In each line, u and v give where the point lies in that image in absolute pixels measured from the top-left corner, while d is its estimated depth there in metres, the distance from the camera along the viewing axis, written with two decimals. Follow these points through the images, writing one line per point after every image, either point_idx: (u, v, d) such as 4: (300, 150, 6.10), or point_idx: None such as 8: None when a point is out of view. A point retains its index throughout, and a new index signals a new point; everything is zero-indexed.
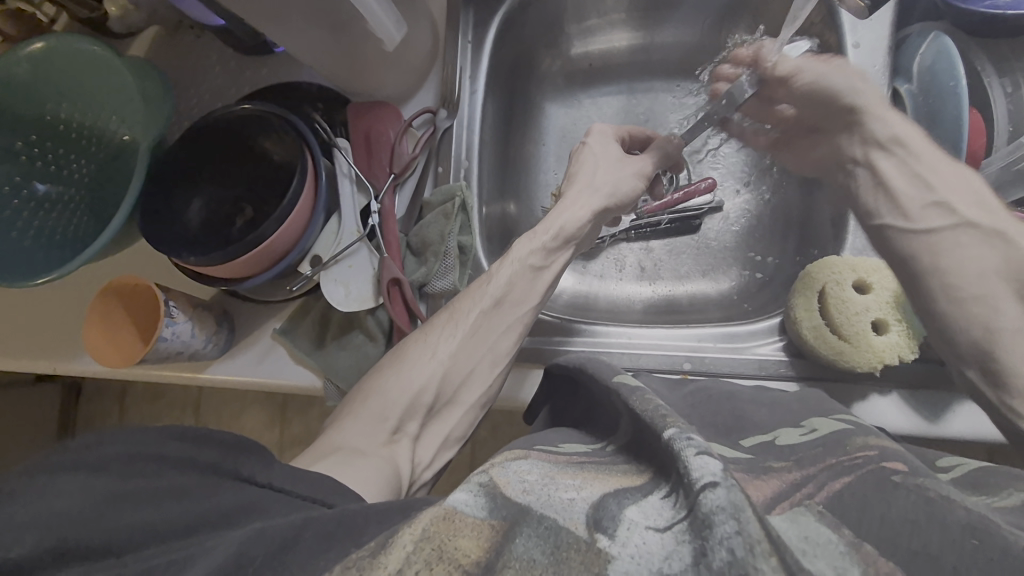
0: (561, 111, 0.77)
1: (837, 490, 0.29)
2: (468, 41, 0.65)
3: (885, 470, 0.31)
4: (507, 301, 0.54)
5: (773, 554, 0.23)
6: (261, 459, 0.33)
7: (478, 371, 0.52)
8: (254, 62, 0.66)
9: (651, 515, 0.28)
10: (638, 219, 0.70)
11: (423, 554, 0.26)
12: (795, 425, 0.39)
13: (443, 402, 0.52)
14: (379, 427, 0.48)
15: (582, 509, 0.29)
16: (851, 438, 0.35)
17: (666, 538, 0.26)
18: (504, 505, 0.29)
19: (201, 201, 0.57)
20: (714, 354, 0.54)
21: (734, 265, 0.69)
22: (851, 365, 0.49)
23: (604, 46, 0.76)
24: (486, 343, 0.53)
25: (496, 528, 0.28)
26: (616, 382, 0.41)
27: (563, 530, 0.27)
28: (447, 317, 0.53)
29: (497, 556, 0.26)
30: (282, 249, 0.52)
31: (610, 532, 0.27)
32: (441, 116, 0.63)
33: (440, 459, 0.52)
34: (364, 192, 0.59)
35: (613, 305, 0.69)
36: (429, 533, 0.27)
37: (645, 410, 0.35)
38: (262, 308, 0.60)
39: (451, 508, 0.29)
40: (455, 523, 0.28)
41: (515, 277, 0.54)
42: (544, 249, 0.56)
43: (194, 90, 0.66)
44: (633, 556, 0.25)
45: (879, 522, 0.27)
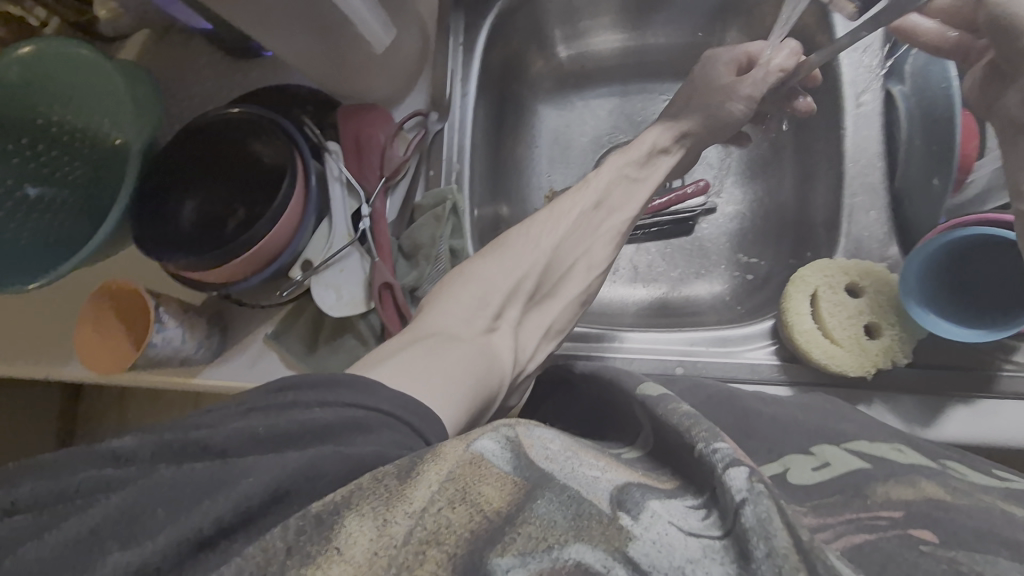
0: (553, 113, 0.77)
1: (858, 544, 0.29)
2: (459, 44, 0.65)
3: (913, 538, 0.29)
4: (610, 201, 0.55)
5: (802, 570, 0.22)
6: (352, 390, 0.33)
7: (576, 269, 0.53)
8: (244, 65, 0.65)
9: (676, 516, 0.28)
10: (633, 223, 0.69)
11: (447, 493, 0.26)
12: (807, 453, 0.39)
13: (545, 287, 0.53)
14: (480, 314, 0.49)
15: (606, 488, 0.30)
16: (870, 484, 0.34)
17: (693, 544, 0.26)
18: (528, 465, 0.29)
19: (194, 203, 0.57)
20: (707, 358, 0.54)
21: (728, 266, 0.69)
22: (844, 369, 0.48)
23: (597, 48, 0.75)
24: (586, 244, 0.53)
25: (519, 486, 0.28)
26: (639, 393, 0.39)
27: (586, 501, 0.28)
28: (547, 213, 0.54)
29: (518, 510, 0.26)
30: (274, 252, 0.52)
31: (632, 513, 0.28)
32: (432, 118, 0.63)
33: (540, 350, 0.53)
34: (355, 195, 0.59)
35: (607, 307, 0.68)
36: (455, 474, 0.27)
37: (670, 419, 0.34)
38: (253, 313, 0.60)
39: (479, 453, 0.29)
40: (481, 470, 0.28)
41: (612, 184, 0.55)
42: (639, 161, 0.56)
43: (184, 93, 0.65)
44: (654, 542, 0.26)
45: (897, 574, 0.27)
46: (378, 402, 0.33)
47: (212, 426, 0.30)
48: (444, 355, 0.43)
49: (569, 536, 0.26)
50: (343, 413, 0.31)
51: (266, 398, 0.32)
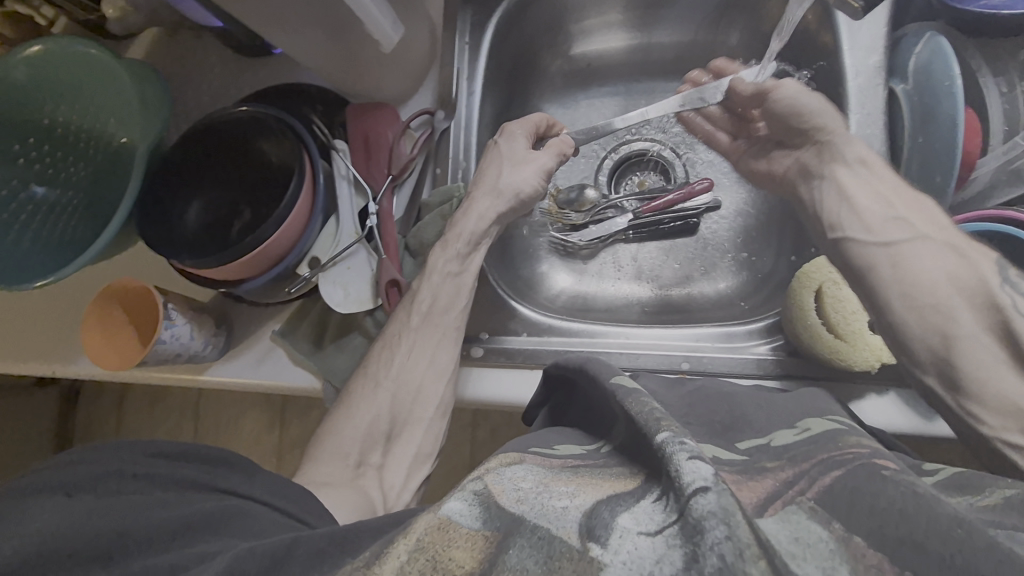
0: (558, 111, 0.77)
1: (829, 485, 0.30)
2: (466, 42, 0.65)
3: (875, 463, 0.32)
4: (433, 317, 0.56)
5: (762, 558, 0.24)
6: (238, 476, 0.37)
7: (423, 387, 0.55)
8: (252, 64, 0.66)
9: (643, 521, 0.28)
10: (637, 220, 0.70)
11: (417, 566, 0.27)
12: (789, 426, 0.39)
13: (401, 420, 0.55)
14: (344, 463, 0.51)
15: (575, 517, 0.29)
16: (845, 436, 0.36)
17: (657, 542, 0.26)
18: (498, 514, 0.29)
19: (199, 205, 0.57)
20: (712, 354, 0.54)
21: (731, 264, 0.69)
22: (850, 363, 0.49)
23: (602, 47, 0.76)
24: (426, 357, 0.55)
25: (490, 539, 0.28)
26: (612, 383, 0.40)
27: (556, 539, 0.27)
28: (381, 345, 0.56)
29: (490, 566, 0.26)
30: (280, 251, 0.53)
31: (601, 540, 0.27)
32: (439, 117, 0.63)
33: (414, 475, 0.54)
34: (362, 193, 0.59)
35: (611, 304, 0.69)
36: (424, 543, 0.28)
37: (638, 412, 0.34)
38: (261, 310, 0.60)
39: (445, 517, 0.29)
40: (449, 533, 0.28)
41: (437, 290, 0.57)
42: (458, 255, 0.58)
43: (192, 92, 0.66)
44: (624, 563, 0.26)
45: (868, 512, 0.28)
46: (254, 489, 0.37)
47: (159, 501, 0.32)
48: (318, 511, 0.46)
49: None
50: (226, 501, 0.34)
51: (140, 461, 0.35)
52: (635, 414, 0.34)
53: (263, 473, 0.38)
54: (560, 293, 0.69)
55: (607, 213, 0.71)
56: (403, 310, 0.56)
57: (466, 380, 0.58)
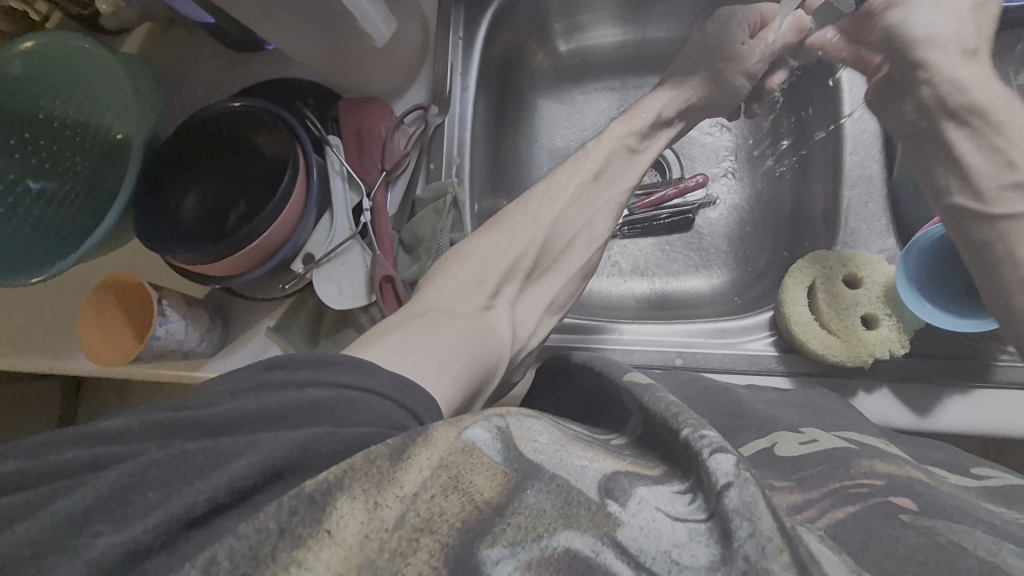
0: (554, 106, 0.77)
1: (841, 519, 0.30)
2: (459, 38, 0.65)
3: (892, 505, 0.31)
4: (606, 177, 0.57)
5: (785, 551, 0.23)
6: (351, 371, 0.33)
7: (577, 239, 0.55)
8: (245, 59, 0.65)
9: (663, 501, 0.29)
10: (632, 216, 0.70)
11: (439, 480, 0.26)
12: (797, 432, 0.40)
13: (544, 264, 0.54)
14: (479, 290, 0.50)
15: (595, 476, 0.30)
16: (856, 460, 0.36)
17: (679, 528, 0.27)
18: (517, 456, 0.29)
19: (197, 195, 0.57)
20: (706, 349, 0.54)
21: (727, 259, 0.69)
22: (841, 360, 0.49)
23: (597, 41, 0.75)
24: (587, 214, 0.56)
25: (508, 477, 0.28)
26: (626, 379, 0.40)
27: (574, 490, 0.28)
28: (545, 187, 0.56)
29: (507, 500, 0.27)
30: (275, 245, 0.53)
31: (620, 500, 0.28)
32: (432, 113, 0.63)
33: (541, 325, 0.54)
34: (355, 189, 0.59)
35: (608, 301, 0.69)
36: (447, 461, 0.27)
37: (659, 407, 0.34)
38: (254, 305, 0.60)
39: (469, 441, 0.29)
40: (473, 458, 0.28)
41: (613, 154, 0.57)
42: (641, 132, 0.58)
43: (186, 87, 0.65)
44: (641, 528, 0.26)
45: (884, 554, 0.27)
46: (370, 381, 0.33)
47: (252, 388, 0.31)
48: (443, 327, 0.44)
49: (558, 524, 0.26)
50: (336, 391, 0.31)
51: (263, 373, 0.32)
52: (654, 410, 0.35)
53: (376, 368, 0.34)
54: None
55: None
56: (573, 161, 0.57)
57: None
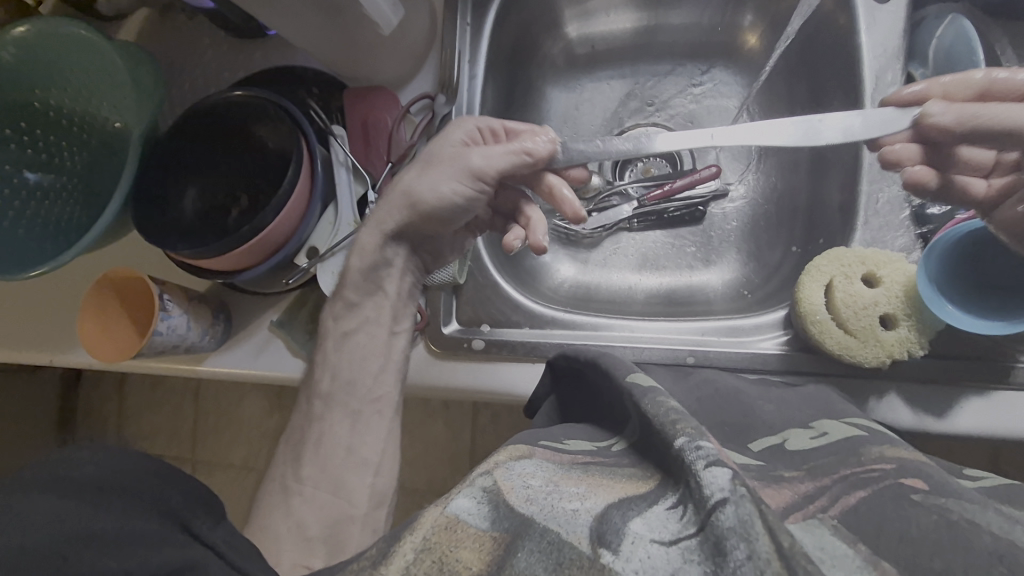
0: (562, 95, 0.74)
1: (853, 505, 0.30)
2: (467, 23, 0.62)
3: (903, 486, 0.31)
4: (339, 395, 0.54)
5: (783, 575, 0.24)
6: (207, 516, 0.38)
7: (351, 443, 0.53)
8: (247, 45, 0.64)
9: (657, 528, 0.28)
10: (641, 208, 0.69)
11: (424, 566, 0.26)
12: (807, 428, 0.40)
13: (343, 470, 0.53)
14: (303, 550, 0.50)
15: (586, 521, 0.29)
16: (865, 447, 0.36)
17: (673, 552, 0.26)
18: (508, 515, 0.29)
19: (196, 189, 0.56)
20: (718, 348, 0.53)
21: (739, 253, 0.68)
22: (859, 360, 0.48)
23: (607, 28, 0.72)
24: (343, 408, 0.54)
25: (497, 541, 0.27)
26: (629, 381, 0.40)
27: (566, 545, 0.27)
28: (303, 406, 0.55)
29: (498, 571, 0.26)
30: (278, 240, 0.51)
31: (613, 547, 0.27)
32: (440, 102, 0.60)
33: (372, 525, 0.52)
34: (361, 180, 0.58)
35: (616, 295, 0.68)
36: (431, 543, 0.27)
37: (657, 413, 0.34)
38: (259, 299, 0.59)
39: (454, 515, 0.29)
40: (457, 534, 0.28)
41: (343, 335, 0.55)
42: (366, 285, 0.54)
43: (187, 75, 0.64)
44: (638, 571, 0.26)
45: (899, 540, 0.27)
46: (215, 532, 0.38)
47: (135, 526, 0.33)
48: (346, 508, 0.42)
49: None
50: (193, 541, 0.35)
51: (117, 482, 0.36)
52: (653, 412, 0.34)
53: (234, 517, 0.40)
54: (563, 282, 0.69)
55: (610, 200, 0.70)
56: (306, 396, 0.55)
57: (470, 372, 0.57)
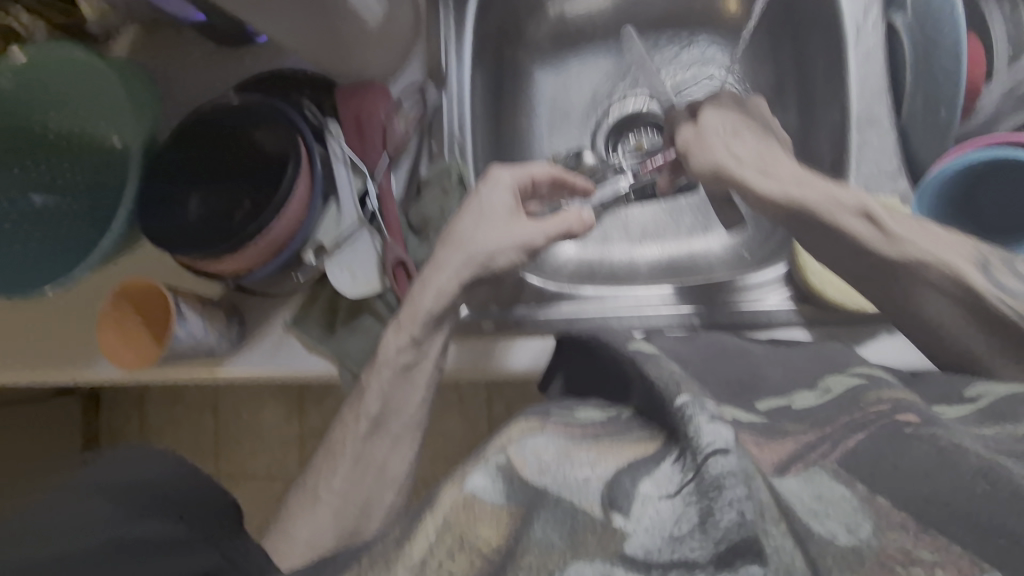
0: (551, 77, 0.74)
1: (853, 448, 0.32)
2: (451, 14, 0.63)
3: (898, 420, 0.33)
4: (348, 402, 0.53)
5: (783, 521, 0.27)
6: None
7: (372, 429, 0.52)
8: (237, 54, 0.65)
9: (662, 483, 0.29)
10: (638, 182, 0.67)
11: (445, 545, 0.28)
12: (812, 387, 0.40)
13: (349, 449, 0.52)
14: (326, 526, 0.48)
15: (596, 488, 0.30)
16: (867, 394, 0.36)
17: (675, 502, 0.28)
18: (520, 489, 0.30)
19: (199, 197, 0.57)
20: (720, 309, 0.54)
21: (733, 217, 0.69)
22: (856, 304, 0.49)
23: (587, 8, 0.73)
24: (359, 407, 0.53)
25: (514, 515, 0.29)
26: (631, 348, 0.43)
27: (579, 512, 0.29)
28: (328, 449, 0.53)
29: (516, 542, 0.28)
30: (285, 239, 0.53)
31: (624, 510, 0.28)
32: (430, 91, 0.62)
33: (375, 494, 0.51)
34: (360, 176, 0.58)
35: (617, 269, 0.69)
36: (449, 522, 0.29)
37: (660, 375, 0.36)
38: (271, 300, 0.61)
39: (470, 493, 0.30)
40: (474, 512, 0.29)
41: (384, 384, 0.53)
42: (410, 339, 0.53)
43: (180, 89, 0.65)
44: (647, 529, 0.27)
45: (893, 472, 0.30)
46: None
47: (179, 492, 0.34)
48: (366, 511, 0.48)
49: (567, 557, 0.27)
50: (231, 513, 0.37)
51: None
52: (657, 380, 0.36)
53: None
54: (566, 261, 0.69)
55: (607, 176, 0.69)
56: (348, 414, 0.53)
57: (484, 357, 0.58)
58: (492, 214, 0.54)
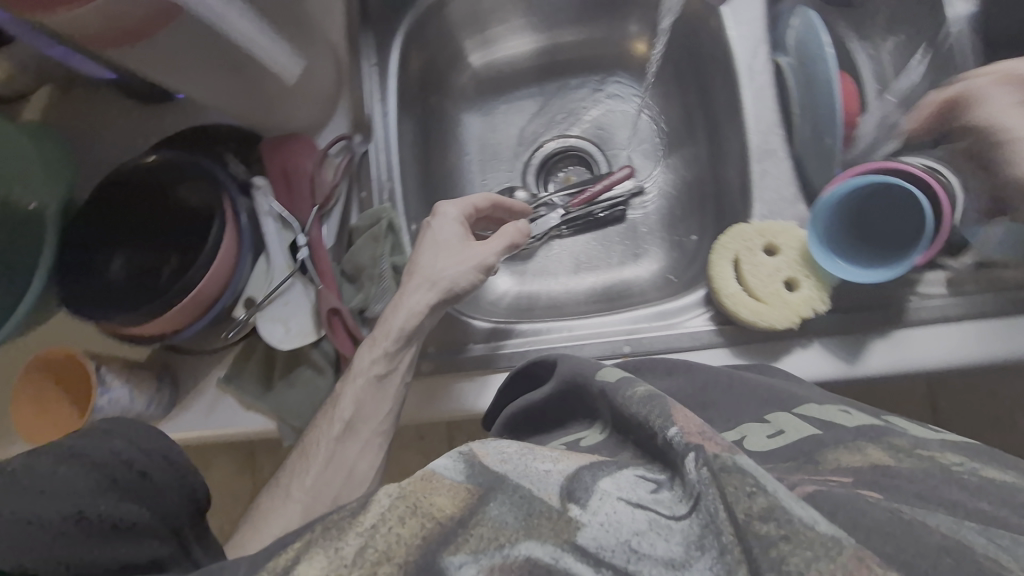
0: (478, 119, 0.77)
1: (811, 493, 0.32)
2: (373, 65, 0.65)
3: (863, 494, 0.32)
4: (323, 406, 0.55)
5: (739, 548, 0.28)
6: None
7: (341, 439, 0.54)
8: (158, 110, 0.64)
9: (624, 489, 0.32)
10: (568, 215, 0.72)
11: (396, 511, 0.30)
12: (763, 422, 0.42)
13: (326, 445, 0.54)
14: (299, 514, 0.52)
15: (557, 480, 0.32)
16: (823, 453, 0.38)
17: (640, 516, 0.30)
18: (482, 471, 0.33)
19: (123, 257, 0.54)
20: (651, 334, 0.56)
21: (661, 243, 0.72)
22: (771, 322, 0.51)
23: (507, 54, 0.76)
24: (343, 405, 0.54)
25: (472, 491, 0.31)
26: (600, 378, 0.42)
27: (537, 499, 0.31)
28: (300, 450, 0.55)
29: (471, 513, 0.30)
30: (213, 294, 0.53)
31: (581, 502, 0.31)
32: (356, 141, 0.62)
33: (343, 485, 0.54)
34: (289, 227, 0.58)
35: (556, 299, 0.72)
36: (405, 491, 0.31)
37: (630, 402, 0.37)
38: (202, 359, 0.59)
39: (431, 470, 0.33)
40: (433, 483, 0.32)
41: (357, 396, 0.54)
42: (386, 356, 0.53)
43: (100, 148, 0.63)
44: (601, 525, 0.29)
45: (856, 526, 0.29)
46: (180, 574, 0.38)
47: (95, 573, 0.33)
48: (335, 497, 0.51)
49: (519, 535, 0.30)
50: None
51: None
52: (629, 410, 0.37)
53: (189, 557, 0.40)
54: (504, 295, 0.72)
55: (539, 212, 0.73)
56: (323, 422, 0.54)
57: (427, 401, 0.57)
58: (440, 245, 0.57)
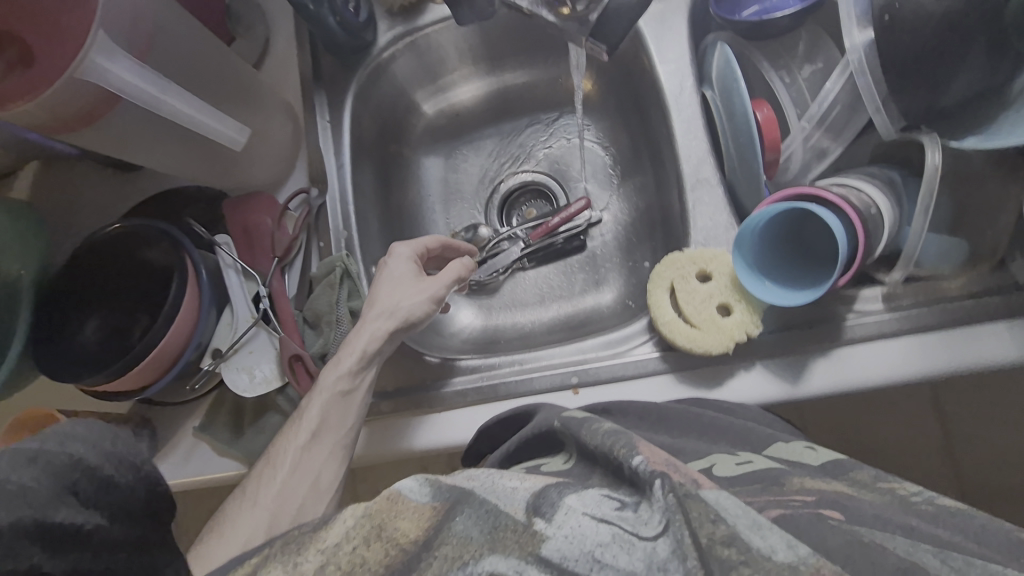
0: (438, 161, 0.80)
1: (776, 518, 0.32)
2: (327, 121, 0.67)
3: (822, 514, 0.33)
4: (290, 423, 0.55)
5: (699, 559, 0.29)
6: None
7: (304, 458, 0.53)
8: (133, 176, 0.68)
9: (589, 505, 0.33)
10: (528, 248, 0.74)
11: (362, 530, 0.30)
12: (733, 455, 0.42)
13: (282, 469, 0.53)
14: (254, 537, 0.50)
15: (523, 496, 0.33)
16: (787, 479, 0.38)
17: (603, 529, 0.31)
18: (446, 489, 0.33)
19: (97, 319, 0.59)
20: (598, 363, 0.57)
21: (619, 270, 0.74)
22: (705, 348, 0.52)
23: (462, 99, 0.79)
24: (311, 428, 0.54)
25: (438, 509, 0.32)
26: (563, 416, 0.44)
27: (503, 513, 0.32)
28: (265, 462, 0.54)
29: (436, 533, 0.31)
30: (177, 350, 0.56)
31: (546, 516, 0.31)
32: (314, 194, 0.65)
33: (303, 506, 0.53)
34: (252, 279, 0.62)
35: (521, 330, 0.73)
36: (371, 510, 0.31)
37: (590, 436, 0.39)
38: (177, 410, 0.62)
39: (397, 490, 0.33)
40: (399, 504, 0.32)
41: (325, 408, 0.54)
42: (350, 373, 0.55)
43: (81, 216, 0.68)
44: (566, 537, 0.30)
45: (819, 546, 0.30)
46: None
47: None
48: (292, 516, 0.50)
49: (484, 550, 0.30)
50: None
51: None
52: (593, 442, 0.38)
53: None
54: (468, 330, 0.73)
55: (501, 246, 0.75)
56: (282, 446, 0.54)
57: (389, 442, 0.59)
58: (396, 281, 0.58)
